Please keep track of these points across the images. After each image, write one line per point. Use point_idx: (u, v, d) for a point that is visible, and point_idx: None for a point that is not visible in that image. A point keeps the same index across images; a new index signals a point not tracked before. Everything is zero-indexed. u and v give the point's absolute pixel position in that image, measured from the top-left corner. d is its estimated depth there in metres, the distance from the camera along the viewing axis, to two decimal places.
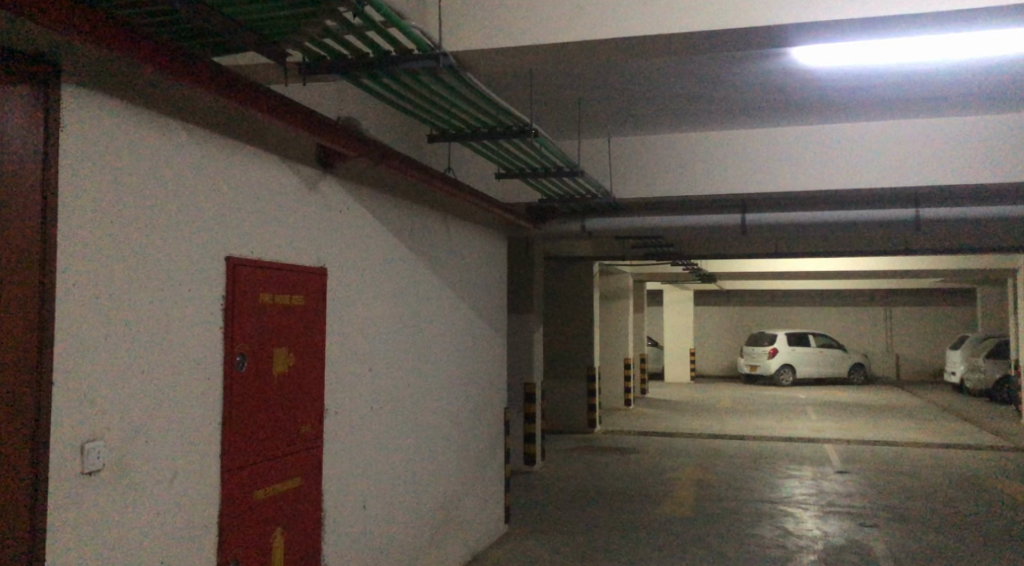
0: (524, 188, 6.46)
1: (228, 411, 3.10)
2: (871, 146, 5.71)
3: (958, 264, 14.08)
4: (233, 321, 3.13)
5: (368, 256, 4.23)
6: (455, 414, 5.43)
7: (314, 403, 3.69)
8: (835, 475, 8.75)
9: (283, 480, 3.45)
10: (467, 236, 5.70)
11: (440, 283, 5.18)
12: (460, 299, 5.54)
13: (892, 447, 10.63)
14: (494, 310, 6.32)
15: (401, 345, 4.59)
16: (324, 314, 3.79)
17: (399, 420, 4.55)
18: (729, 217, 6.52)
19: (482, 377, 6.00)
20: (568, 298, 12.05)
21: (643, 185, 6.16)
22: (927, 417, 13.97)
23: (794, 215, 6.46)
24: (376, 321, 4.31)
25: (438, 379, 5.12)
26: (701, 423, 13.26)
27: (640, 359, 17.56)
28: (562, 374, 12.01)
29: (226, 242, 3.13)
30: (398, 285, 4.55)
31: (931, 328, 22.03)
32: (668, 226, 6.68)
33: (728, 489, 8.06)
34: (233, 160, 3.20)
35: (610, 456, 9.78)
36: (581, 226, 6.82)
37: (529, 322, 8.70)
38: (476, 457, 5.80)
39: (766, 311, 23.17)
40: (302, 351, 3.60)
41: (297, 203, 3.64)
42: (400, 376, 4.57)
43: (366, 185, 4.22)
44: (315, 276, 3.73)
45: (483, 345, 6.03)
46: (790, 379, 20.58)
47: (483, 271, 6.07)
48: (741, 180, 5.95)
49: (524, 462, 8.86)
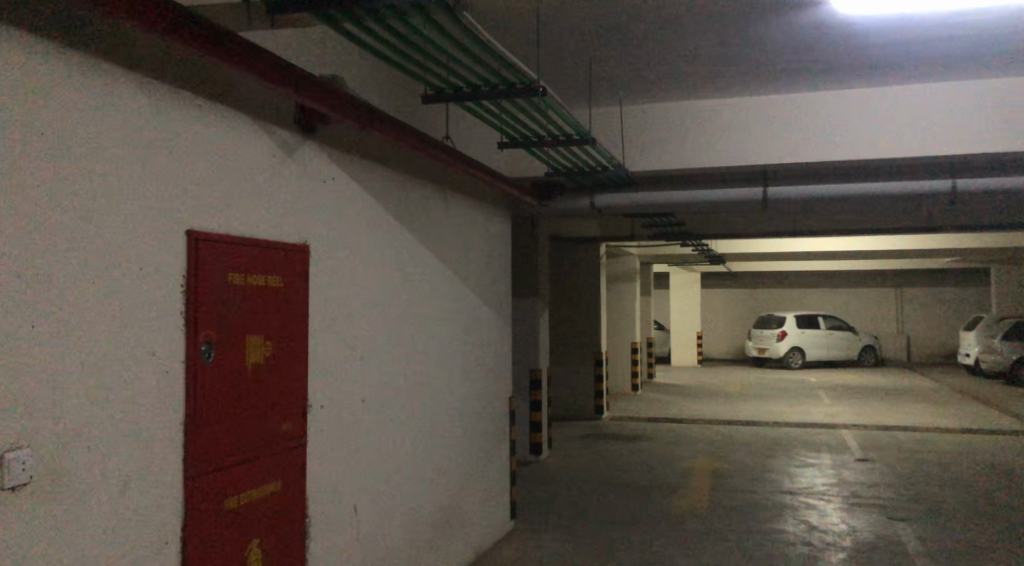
0: (529, 161, 6.03)
1: (191, 409, 2.69)
2: (907, 112, 5.27)
3: (977, 243, 13.62)
4: (195, 306, 2.71)
5: (358, 232, 3.81)
6: (457, 405, 5.03)
7: (296, 397, 3.29)
8: (856, 463, 8.36)
9: (261, 485, 3.05)
10: (467, 213, 5.27)
11: (439, 262, 4.77)
12: (460, 280, 5.13)
13: (913, 432, 10.20)
14: (497, 292, 5.91)
15: (396, 332, 4.18)
16: (307, 297, 3.37)
17: (394, 413, 4.16)
18: (749, 191, 6.05)
19: (485, 365, 5.60)
20: (574, 281, 11.64)
21: (659, 157, 5.74)
22: (944, 401, 13.54)
23: (819, 189, 5.99)
24: (368, 305, 3.90)
25: (437, 367, 4.72)
26: (712, 409, 12.85)
27: (648, 343, 17.17)
28: (568, 359, 11.62)
29: (188, 214, 2.72)
30: (391, 265, 4.13)
31: (944, 309, 21.58)
32: (683, 202, 6.22)
33: (745, 480, 7.66)
34: (195, 119, 2.78)
35: (620, 445, 9.39)
36: (590, 203, 6.36)
37: (534, 305, 8.29)
38: (479, 451, 5.40)
39: (775, 294, 22.75)
40: (281, 339, 3.18)
41: (274, 171, 3.23)
42: (395, 365, 4.17)
43: (354, 153, 3.80)
44: (296, 254, 3.31)
45: (485, 330, 5.62)
46: (800, 362, 20.14)
47: (486, 251, 5.66)
48: (764, 150, 5.51)
49: (530, 452, 8.42)
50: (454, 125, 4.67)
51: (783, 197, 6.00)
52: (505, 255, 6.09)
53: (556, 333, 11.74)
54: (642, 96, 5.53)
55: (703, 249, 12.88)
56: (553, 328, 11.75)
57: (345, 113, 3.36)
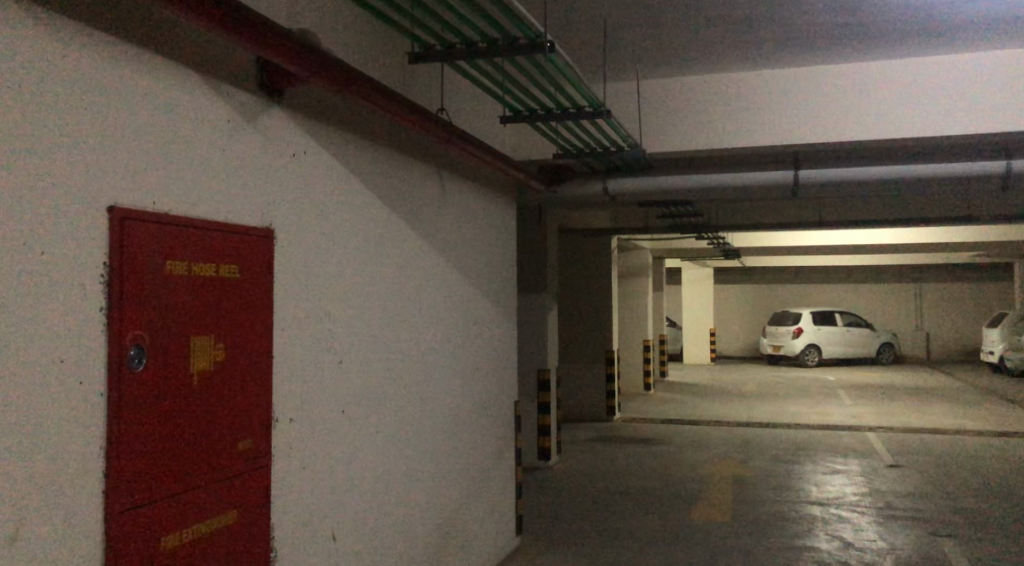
0: (535, 143, 5.51)
1: (116, 429, 2.19)
2: (960, 83, 4.70)
3: (1006, 235, 12.99)
4: (121, 304, 2.20)
5: (335, 215, 3.30)
6: (455, 412, 4.53)
7: (258, 407, 2.79)
8: (886, 470, 7.80)
9: (212, 515, 2.55)
10: (465, 198, 4.76)
11: (433, 252, 4.27)
12: (456, 273, 4.61)
13: (943, 435, 9.64)
14: (500, 286, 5.39)
15: (382, 330, 3.68)
16: (270, 291, 2.86)
17: (379, 423, 3.65)
18: (779, 174, 5.49)
19: (486, 368, 5.10)
20: (583, 276, 11.10)
21: (679, 136, 5.19)
22: (971, 401, 12.94)
23: (856, 171, 5.39)
24: (348, 300, 3.38)
25: (431, 370, 4.21)
26: (728, 409, 12.31)
27: (659, 341, 16.63)
28: (577, 358, 11.09)
29: (111, 187, 2.21)
30: (375, 253, 3.62)
31: (966, 305, 20.91)
32: (706, 187, 5.66)
33: (769, 489, 7.12)
34: (126, 74, 2.28)
35: (633, 449, 8.87)
36: (602, 187, 5.80)
37: (542, 301, 7.78)
38: (480, 461, 4.89)
39: (790, 289, 22.15)
40: (238, 340, 2.68)
41: (232, 141, 2.72)
42: (380, 369, 3.66)
43: (329, 123, 3.27)
44: (257, 239, 2.80)
45: (487, 328, 5.11)
46: (816, 359, 19.46)
47: (487, 242, 5.14)
48: (798, 127, 4.95)
49: (537, 458, 7.90)
50: (451, 96, 4.14)
51: (816, 179, 5.45)
52: (509, 247, 5.57)
53: (564, 331, 11.21)
54: (661, 67, 4.98)
55: (718, 241, 12.31)
56: (562, 325, 11.21)
57: (315, 72, 2.84)
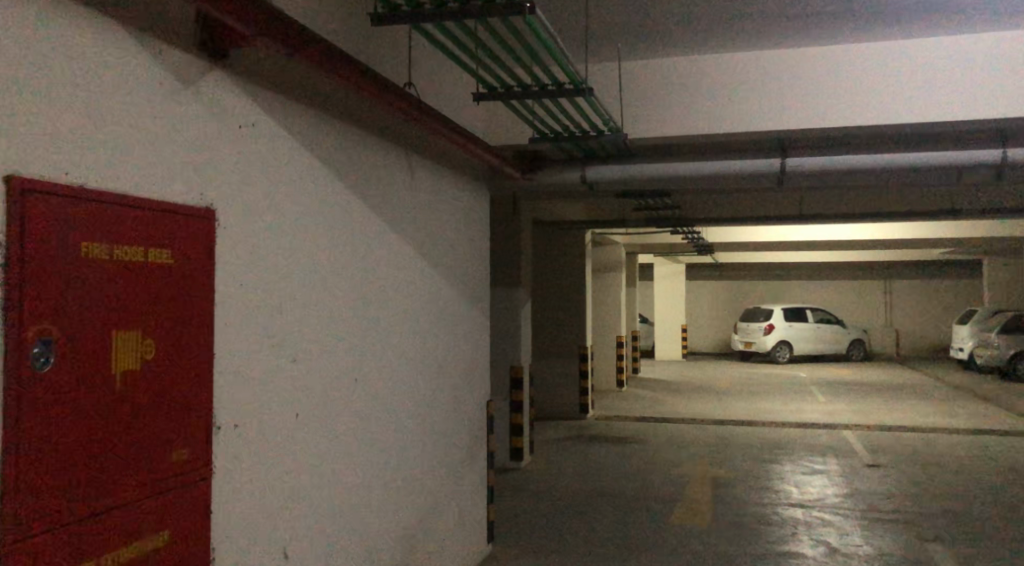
0: (510, 127, 5.20)
1: (12, 439, 1.83)
2: (958, 66, 4.47)
3: (979, 231, 12.98)
4: (19, 292, 1.84)
5: (288, 197, 2.96)
6: (423, 414, 4.22)
7: (195, 413, 2.44)
8: (866, 470, 7.64)
9: (138, 538, 2.21)
10: (434, 184, 4.43)
11: (399, 241, 3.94)
12: (424, 264, 4.29)
13: (919, 433, 9.55)
14: (471, 278, 5.08)
15: (342, 326, 3.35)
16: (211, 281, 2.52)
17: (339, 427, 3.32)
18: (764, 163, 5.22)
19: (457, 366, 4.79)
20: (557, 271, 10.82)
21: (662, 122, 4.90)
22: (943, 398, 12.92)
23: (844, 160, 5.14)
24: (302, 292, 3.04)
25: (397, 369, 3.89)
26: (702, 407, 12.14)
27: (632, 337, 16.45)
28: (549, 355, 10.81)
29: (7, 154, 1.85)
30: (334, 241, 3.28)
31: (934, 302, 21.05)
32: (688, 176, 5.38)
33: (749, 490, 6.91)
34: (29, 21, 1.92)
35: (607, 448, 8.62)
36: (580, 176, 5.49)
37: (514, 295, 7.49)
38: (448, 464, 4.59)
39: (761, 286, 22.13)
40: (171, 336, 2.34)
41: (165, 109, 2.37)
42: (340, 369, 3.33)
43: (282, 93, 2.92)
44: (194, 221, 2.45)
45: (457, 322, 4.80)
46: (787, 356, 19.43)
47: (458, 232, 4.83)
48: (787, 112, 4.70)
49: (509, 458, 7.61)
50: (419, 72, 3.81)
51: (806, 168, 5.16)
52: (481, 237, 5.26)
53: (537, 327, 10.93)
54: (644, 46, 4.69)
55: (694, 236, 12.12)
56: (535, 321, 10.93)
57: (262, 31, 2.49)
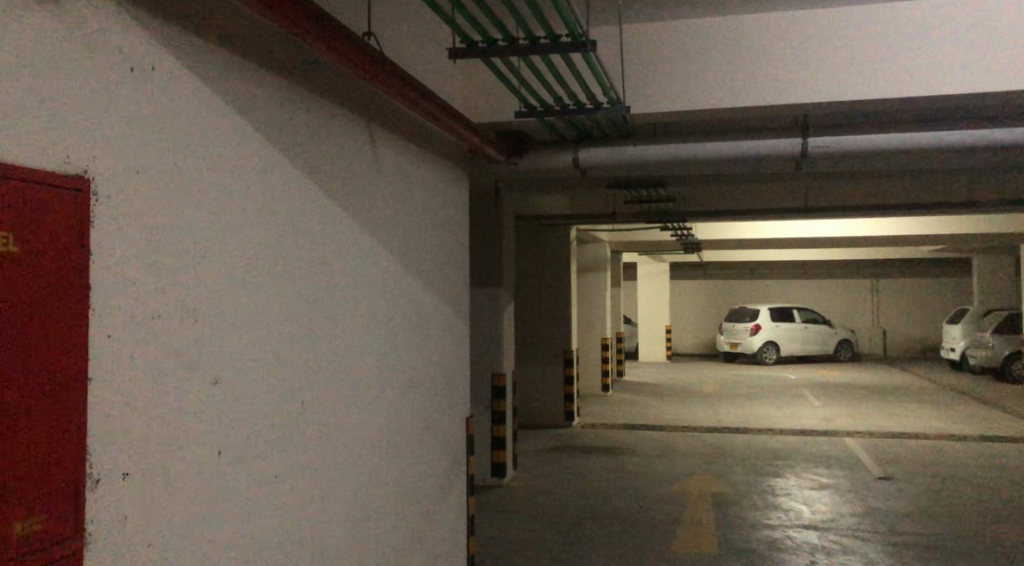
0: (491, 101, 4.53)
1: None
2: (1019, 28, 3.83)
3: (977, 228, 12.53)
4: None
5: (207, 168, 2.26)
6: (387, 438, 3.55)
7: (55, 461, 1.73)
8: (877, 483, 7.08)
9: None
10: (399, 163, 3.76)
11: (355, 229, 3.26)
12: (389, 259, 3.62)
13: (924, 440, 9.02)
14: (445, 275, 4.40)
15: (283, 334, 2.66)
16: (80, 278, 1.79)
17: (279, 464, 2.63)
18: (783, 143, 4.57)
19: (428, 379, 4.13)
20: (540, 269, 10.18)
21: (669, 94, 4.27)
22: (940, 401, 12.46)
23: (874, 139, 4.48)
24: (227, 292, 2.34)
25: (355, 385, 3.22)
26: (692, 412, 11.55)
27: (617, 338, 15.86)
28: (532, 359, 10.17)
29: None
30: (270, 227, 2.59)
31: (921, 301, 20.71)
32: (695, 158, 4.72)
33: (755, 510, 6.29)
34: None
35: (596, 460, 7.98)
36: (572, 160, 4.84)
37: (494, 295, 6.82)
38: (419, 494, 3.92)
39: (746, 285, 21.64)
40: (11, 353, 1.62)
41: (8, 30, 1.63)
42: (280, 389, 2.65)
43: (197, 30, 2.22)
44: (54, 190, 1.72)
45: (428, 326, 4.12)
46: (774, 357, 18.92)
47: (428, 222, 4.16)
48: (812, 82, 4.09)
49: (491, 474, 6.95)
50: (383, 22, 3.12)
51: (828, 149, 4.53)
52: (456, 228, 4.59)
53: (519, 328, 10.28)
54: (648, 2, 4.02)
55: (684, 232, 11.53)
56: (516, 323, 10.27)
57: None
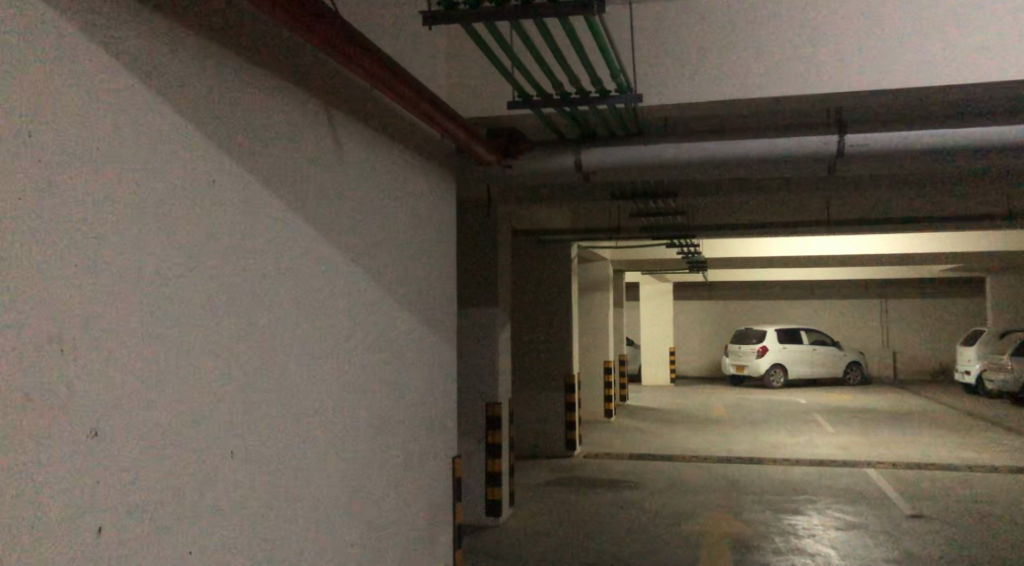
0: (480, 95, 4.01)
1: None
2: None
3: (998, 247, 11.96)
4: None
5: (70, 144, 1.68)
6: (348, 488, 2.96)
7: None
8: (907, 522, 6.47)
9: None
10: (368, 161, 3.20)
11: (307, 236, 2.69)
12: (355, 275, 3.06)
13: (952, 471, 8.41)
14: (427, 290, 3.83)
15: (194, 364, 2.07)
16: None
17: (187, 538, 2.04)
18: (815, 142, 4.00)
19: (404, 415, 3.53)
20: (540, 288, 9.62)
21: (681, 84, 3.72)
22: (962, 428, 11.83)
23: (923, 135, 3.90)
24: (101, 311, 1.75)
25: (303, 426, 2.64)
26: (700, 439, 10.93)
27: (620, 361, 15.26)
28: (530, 384, 9.59)
29: None
30: (173, 227, 2.00)
31: (933, 322, 20.11)
32: (712, 160, 4.13)
33: (777, 553, 5.68)
34: None
35: (600, 495, 7.37)
36: (574, 163, 4.27)
37: (489, 315, 6.26)
38: (390, 550, 3.32)
39: (751, 306, 21.07)
40: None
41: None
42: (187, 437, 2.05)
43: None
44: None
45: (405, 352, 3.55)
46: (781, 380, 18.27)
47: (405, 232, 3.59)
48: (847, 69, 3.54)
49: (485, 513, 6.32)
50: None
51: (866, 148, 3.96)
52: (440, 240, 4.03)
53: (517, 351, 9.70)
54: None
55: (690, 250, 10.97)
56: (514, 345, 9.70)
57: None
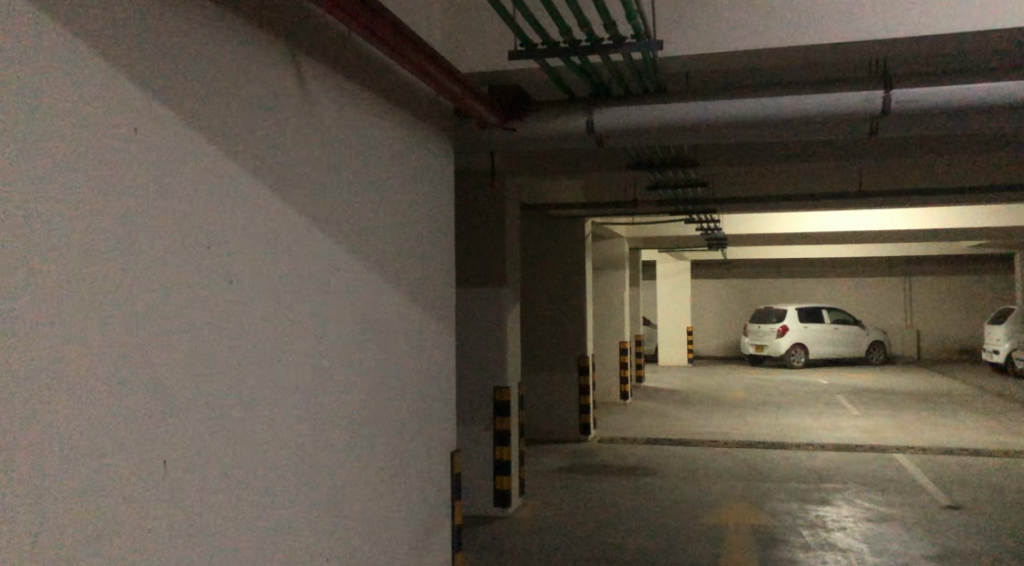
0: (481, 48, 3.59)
1: None
2: None
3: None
4: None
5: None
6: (323, 493, 2.59)
7: None
8: (942, 513, 6.06)
9: None
10: (350, 119, 2.80)
11: (271, 202, 2.31)
12: (333, 250, 2.68)
13: (987, 457, 7.99)
14: (421, 266, 3.45)
15: (86, 348, 1.65)
16: None
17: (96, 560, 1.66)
18: (856, 98, 3.52)
19: (393, 405, 3.16)
20: (552, 266, 9.21)
21: (705, 32, 3.29)
22: (993, 410, 11.36)
23: (983, 88, 3.39)
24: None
25: (267, 423, 2.27)
26: (719, 422, 10.54)
27: (637, 341, 14.87)
28: (542, 366, 9.23)
29: None
30: (44, 175, 1.56)
31: (959, 301, 19.53)
32: (739, 120, 3.68)
33: (804, 548, 5.30)
34: None
35: (615, 483, 7.01)
36: (585, 124, 3.84)
37: (496, 294, 5.87)
38: (377, 557, 2.97)
39: (771, 284, 20.56)
40: None
41: None
42: (77, 439, 1.63)
43: None
44: None
45: (395, 337, 3.17)
46: (802, 360, 17.79)
47: (396, 202, 3.20)
48: (897, 11, 3.11)
49: (493, 503, 5.98)
50: None
51: (915, 105, 3.47)
52: (436, 211, 3.64)
53: (528, 332, 9.32)
54: None
55: (709, 226, 10.51)
56: (526, 325, 9.32)
57: None
